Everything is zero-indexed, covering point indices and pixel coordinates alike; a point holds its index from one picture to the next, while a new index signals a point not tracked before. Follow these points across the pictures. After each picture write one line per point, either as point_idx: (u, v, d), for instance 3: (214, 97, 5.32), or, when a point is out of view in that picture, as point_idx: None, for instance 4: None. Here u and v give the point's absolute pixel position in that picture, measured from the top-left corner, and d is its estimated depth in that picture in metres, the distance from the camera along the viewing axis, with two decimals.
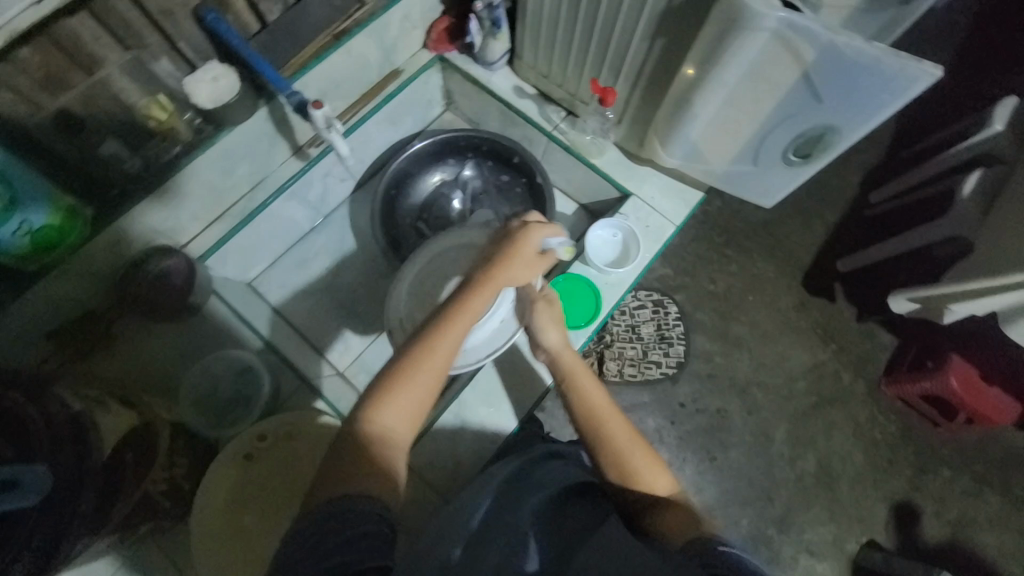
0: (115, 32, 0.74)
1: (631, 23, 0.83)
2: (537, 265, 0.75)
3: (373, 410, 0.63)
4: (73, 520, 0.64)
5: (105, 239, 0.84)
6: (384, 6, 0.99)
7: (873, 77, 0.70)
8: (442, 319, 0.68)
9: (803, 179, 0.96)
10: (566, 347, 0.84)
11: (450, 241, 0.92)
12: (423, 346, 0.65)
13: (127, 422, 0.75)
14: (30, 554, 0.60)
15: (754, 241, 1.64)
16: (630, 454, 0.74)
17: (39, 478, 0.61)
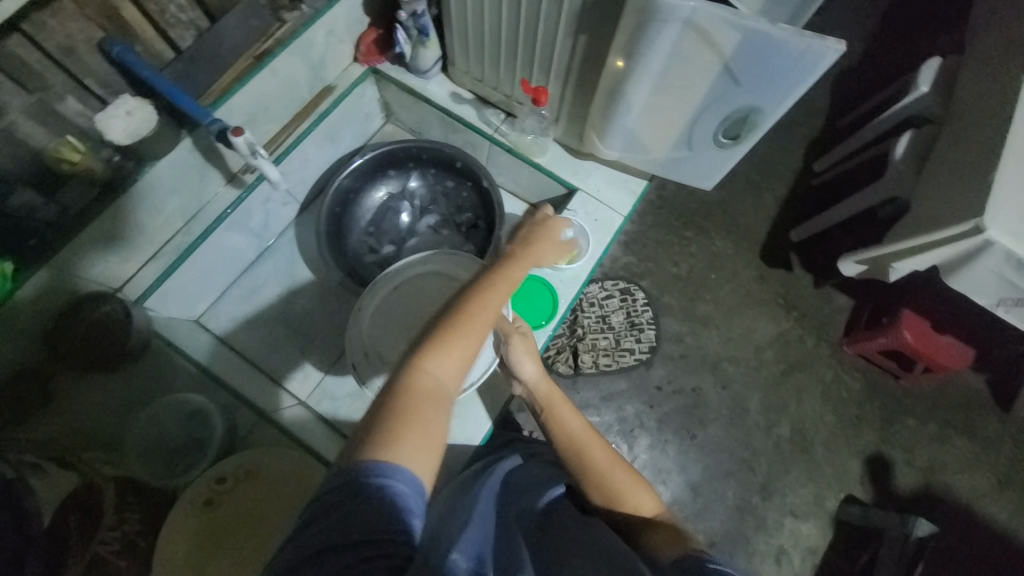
0: (12, 76, 0.71)
1: (552, 22, 0.84)
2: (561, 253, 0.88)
3: (424, 359, 0.59)
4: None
5: (30, 294, 0.79)
6: (305, 23, 0.96)
7: (784, 58, 0.73)
8: (492, 282, 0.69)
9: (736, 160, 0.98)
10: (543, 377, 0.83)
11: (412, 273, 0.94)
12: (477, 304, 0.65)
13: (67, 483, 0.73)
14: None
15: (710, 220, 1.68)
16: (613, 478, 0.72)
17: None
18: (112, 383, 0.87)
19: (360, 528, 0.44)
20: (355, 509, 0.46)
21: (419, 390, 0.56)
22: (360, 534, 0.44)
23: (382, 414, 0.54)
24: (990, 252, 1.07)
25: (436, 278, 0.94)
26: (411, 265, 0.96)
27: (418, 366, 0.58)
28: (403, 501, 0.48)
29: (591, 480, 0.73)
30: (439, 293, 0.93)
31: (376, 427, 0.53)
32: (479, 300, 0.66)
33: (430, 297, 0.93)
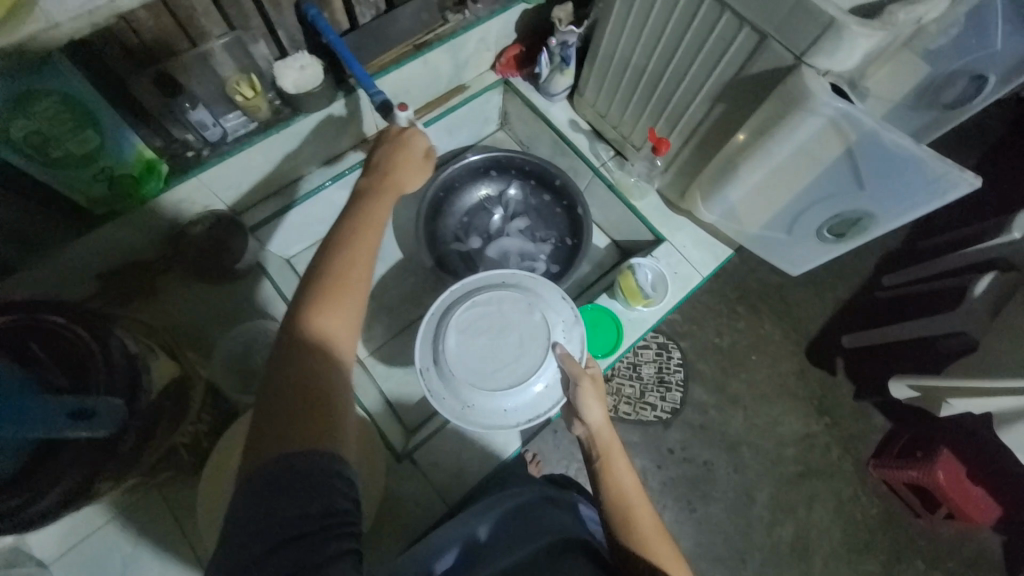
0: (225, 11, 0.81)
1: (694, 84, 0.89)
2: (426, 166, 0.86)
3: (303, 344, 0.59)
4: (110, 456, 0.72)
5: (175, 196, 0.88)
6: (466, 27, 1.04)
7: (917, 175, 0.75)
8: (351, 248, 0.68)
9: (833, 256, 1.00)
10: (606, 424, 0.82)
11: (489, 296, 0.94)
12: (345, 269, 0.65)
13: (168, 373, 0.81)
14: (68, 481, 0.69)
15: (765, 303, 1.68)
16: (653, 543, 0.71)
17: (107, 406, 0.69)
18: (209, 292, 0.98)
19: (310, 516, 0.48)
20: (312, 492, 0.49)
21: (302, 370, 0.57)
22: (312, 517, 0.48)
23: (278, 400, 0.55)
24: None
25: (517, 303, 0.94)
26: (488, 288, 0.95)
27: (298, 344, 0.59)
28: (343, 487, 0.52)
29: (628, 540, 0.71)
30: (517, 321, 0.93)
31: (278, 412, 0.54)
32: (344, 266, 0.66)
33: (510, 325, 0.93)
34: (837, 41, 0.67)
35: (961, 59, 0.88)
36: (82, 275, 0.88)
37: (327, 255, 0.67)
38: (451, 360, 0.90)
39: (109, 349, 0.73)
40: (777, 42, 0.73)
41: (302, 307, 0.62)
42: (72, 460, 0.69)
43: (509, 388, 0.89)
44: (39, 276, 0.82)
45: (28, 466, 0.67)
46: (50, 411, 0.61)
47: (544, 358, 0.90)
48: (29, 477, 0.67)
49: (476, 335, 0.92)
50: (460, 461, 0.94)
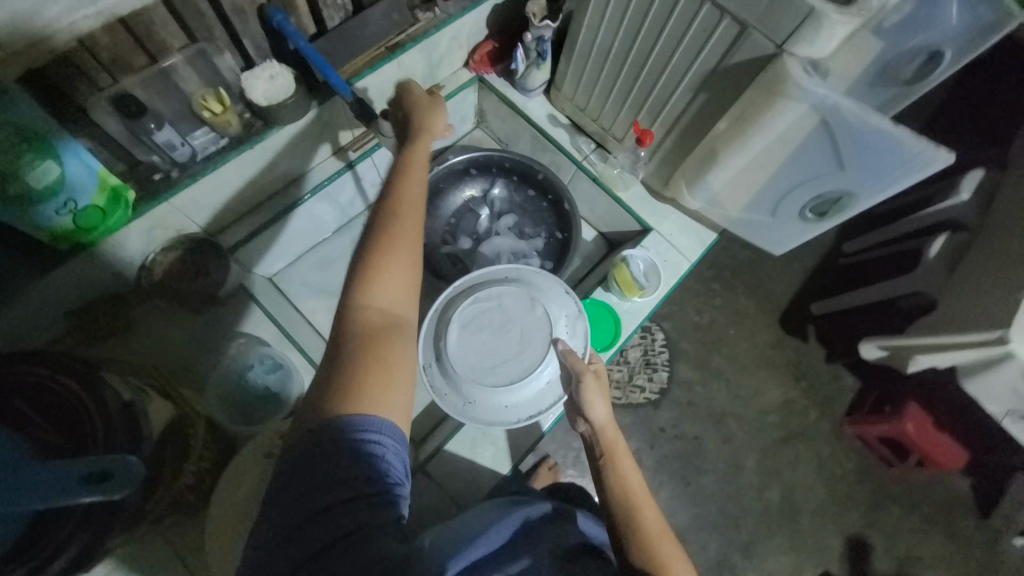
0: (186, 23, 0.76)
1: (675, 75, 0.89)
2: (434, 107, 0.81)
3: (364, 302, 0.62)
4: (113, 523, 0.67)
5: (146, 223, 0.83)
6: (438, 25, 1.01)
7: (894, 154, 0.79)
8: (399, 205, 0.68)
9: (816, 233, 1.04)
10: (611, 421, 0.77)
11: (489, 292, 0.93)
12: (389, 225, 0.66)
13: (168, 412, 0.77)
14: (73, 547, 0.64)
15: (739, 279, 1.73)
16: (659, 549, 0.66)
17: (130, 467, 0.63)
18: (191, 322, 0.92)
19: (337, 485, 0.49)
20: (339, 463, 0.50)
21: (368, 327, 0.61)
22: (336, 492, 0.49)
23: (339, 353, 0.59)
24: (1007, 366, 1.11)
25: (518, 298, 0.93)
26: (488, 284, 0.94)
27: (360, 302, 0.61)
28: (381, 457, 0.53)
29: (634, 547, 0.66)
30: (518, 316, 0.92)
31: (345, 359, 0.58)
32: (389, 222, 0.66)
33: (512, 321, 0.92)
34: (816, 29, 0.69)
35: (914, 38, 0.85)
36: (49, 317, 0.82)
37: (382, 208, 0.67)
38: (454, 356, 0.89)
39: (99, 396, 0.68)
40: (758, 33, 0.74)
41: (360, 260, 0.64)
42: (73, 527, 0.64)
43: (511, 384, 0.88)
44: (0, 320, 0.76)
45: (30, 534, 0.61)
46: (63, 474, 0.59)
47: (545, 355, 0.89)
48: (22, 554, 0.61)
49: (479, 331, 0.91)
50: (473, 469, 0.94)
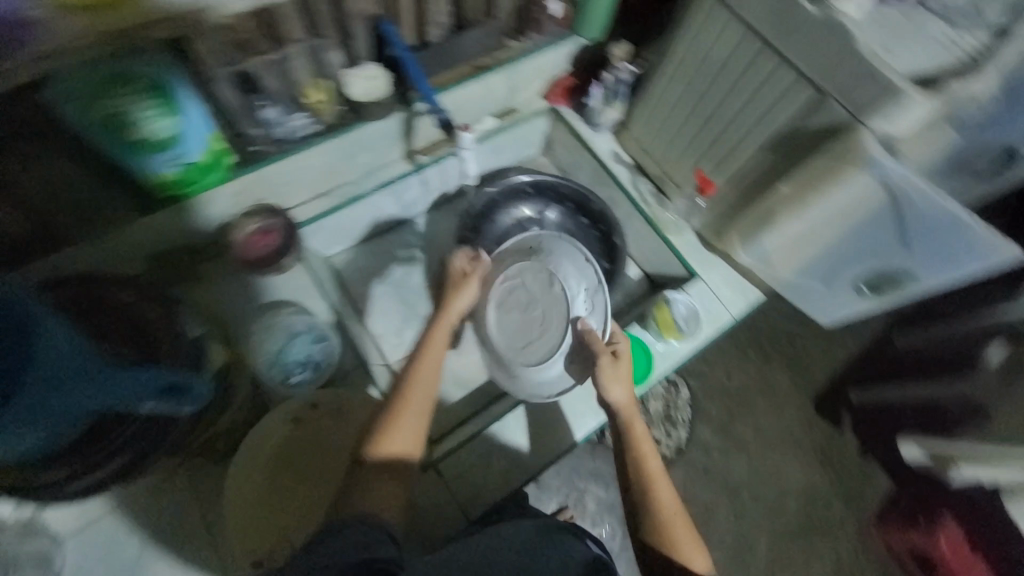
0: (309, 21, 0.85)
1: (746, 131, 0.92)
2: (463, 283, 0.95)
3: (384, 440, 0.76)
4: (163, 440, 0.74)
5: (236, 187, 0.91)
6: (524, 55, 1.10)
7: (956, 237, 0.78)
8: (418, 363, 0.84)
9: (865, 307, 1.04)
10: (631, 404, 0.87)
11: (515, 270, 0.99)
12: (405, 390, 0.80)
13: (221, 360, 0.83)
14: (124, 452, 0.72)
15: (776, 350, 1.66)
16: (668, 518, 0.78)
17: (200, 391, 0.70)
18: (250, 284, 0.98)
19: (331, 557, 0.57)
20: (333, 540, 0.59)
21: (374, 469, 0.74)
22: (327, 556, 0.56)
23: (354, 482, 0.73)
24: None
25: (539, 276, 1.00)
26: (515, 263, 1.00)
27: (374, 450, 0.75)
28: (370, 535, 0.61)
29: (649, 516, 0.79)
30: (545, 297, 0.99)
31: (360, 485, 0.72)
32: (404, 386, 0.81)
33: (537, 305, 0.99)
34: (895, 104, 0.71)
35: (991, 132, 0.82)
36: (133, 256, 0.89)
37: (404, 374, 0.83)
38: (491, 334, 0.97)
39: (172, 326, 0.78)
40: (837, 102, 0.76)
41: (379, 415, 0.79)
42: (128, 434, 0.72)
43: (541, 361, 0.95)
44: (95, 250, 0.84)
45: (94, 432, 0.71)
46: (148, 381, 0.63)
47: (565, 331, 0.97)
48: (87, 448, 0.71)
49: (510, 309, 0.99)
50: (485, 475, 0.94)
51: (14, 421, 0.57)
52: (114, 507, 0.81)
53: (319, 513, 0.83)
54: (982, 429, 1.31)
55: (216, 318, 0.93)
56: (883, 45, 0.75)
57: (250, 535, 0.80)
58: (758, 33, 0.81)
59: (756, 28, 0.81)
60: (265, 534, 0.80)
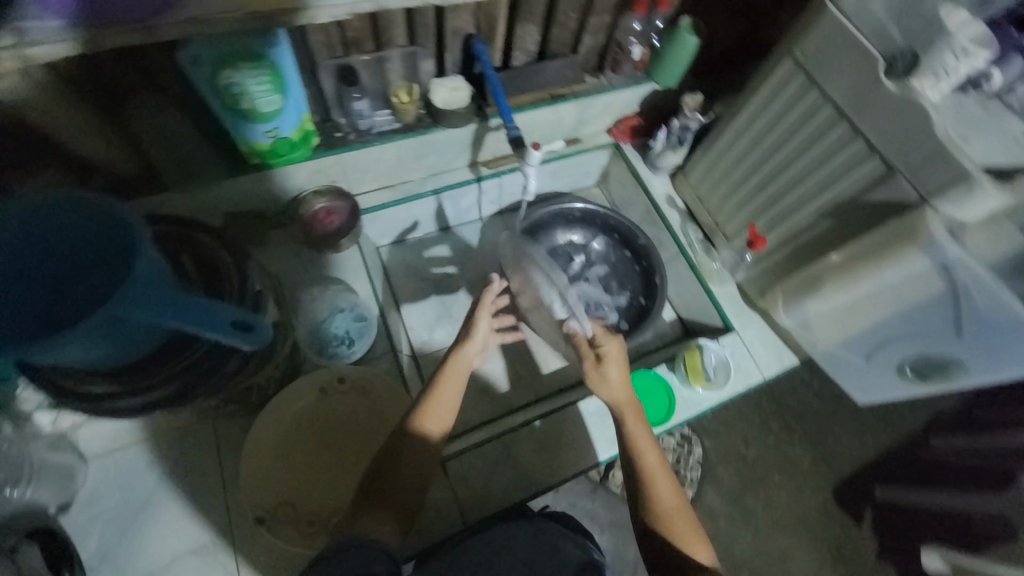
0: (414, 31, 0.93)
1: (808, 195, 0.92)
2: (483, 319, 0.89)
3: (404, 441, 0.77)
4: (211, 378, 0.66)
5: (315, 165, 0.98)
6: (599, 91, 1.15)
7: (1010, 328, 0.76)
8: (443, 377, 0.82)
9: (904, 392, 1.01)
10: (627, 399, 0.84)
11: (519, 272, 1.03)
12: (427, 400, 0.80)
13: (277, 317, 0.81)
14: (168, 383, 0.64)
15: (802, 426, 1.59)
16: (668, 514, 0.77)
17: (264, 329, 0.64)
18: (307, 257, 1.04)
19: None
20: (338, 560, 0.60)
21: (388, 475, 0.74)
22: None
23: (382, 469, 0.75)
24: None
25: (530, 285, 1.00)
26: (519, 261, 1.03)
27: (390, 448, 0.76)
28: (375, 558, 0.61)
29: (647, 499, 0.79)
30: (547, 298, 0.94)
31: (386, 478, 0.74)
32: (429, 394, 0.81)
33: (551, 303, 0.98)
34: (965, 193, 0.70)
35: None
36: (211, 211, 0.96)
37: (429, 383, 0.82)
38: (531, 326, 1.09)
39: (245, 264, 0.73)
40: (905, 179, 0.77)
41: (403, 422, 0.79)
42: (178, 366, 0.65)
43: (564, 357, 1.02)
44: (180, 200, 0.90)
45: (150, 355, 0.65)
46: (215, 312, 0.59)
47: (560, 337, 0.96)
48: (145, 369, 0.64)
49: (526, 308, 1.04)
50: (488, 483, 0.94)
51: (86, 330, 0.54)
52: (139, 437, 0.85)
53: (345, 493, 0.86)
54: (1008, 549, 1.32)
55: (272, 281, 0.99)
56: (959, 135, 0.76)
57: (258, 492, 0.82)
58: (834, 102, 0.83)
59: (831, 98, 0.83)
60: (274, 492, 0.83)
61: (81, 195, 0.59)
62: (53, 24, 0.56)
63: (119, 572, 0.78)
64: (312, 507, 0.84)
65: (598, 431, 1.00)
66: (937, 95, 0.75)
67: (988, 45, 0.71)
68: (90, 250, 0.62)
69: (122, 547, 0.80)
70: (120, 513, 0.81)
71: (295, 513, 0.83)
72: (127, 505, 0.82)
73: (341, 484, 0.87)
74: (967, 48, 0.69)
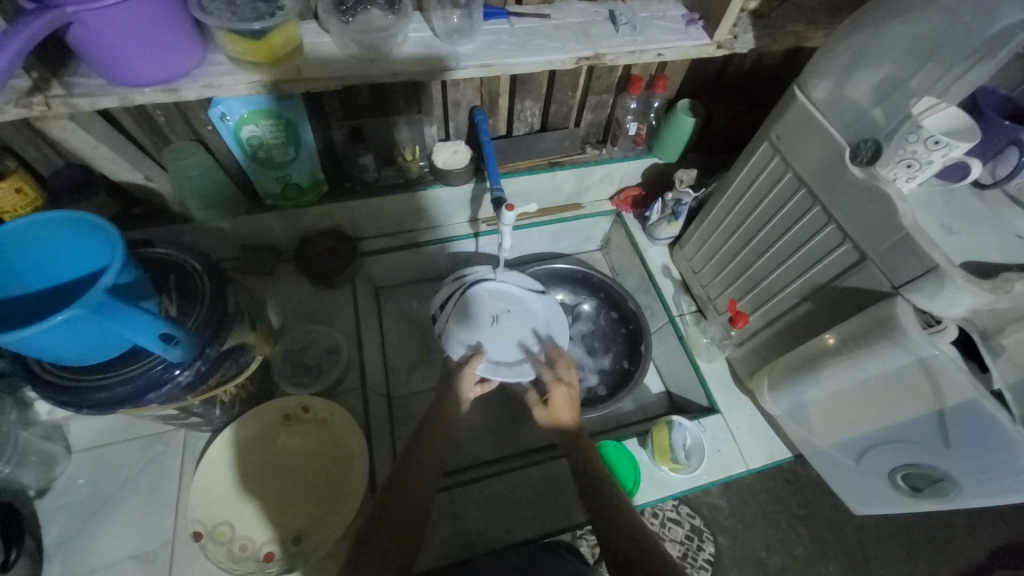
0: (420, 101, 1.04)
1: (788, 274, 0.89)
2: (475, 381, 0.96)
3: (400, 481, 0.80)
4: (165, 384, 0.72)
5: (322, 211, 1.08)
6: (598, 161, 1.20)
7: (1003, 446, 0.68)
8: (438, 425, 0.88)
9: (899, 507, 0.90)
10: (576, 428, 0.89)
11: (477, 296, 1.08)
12: (425, 440, 0.85)
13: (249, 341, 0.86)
14: (122, 386, 0.70)
15: (832, 540, 1.35)
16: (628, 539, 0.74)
17: (190, 342, 0.72)
18: (305, 290, 1.13)
19: None
20: None
21: (387, 510, 0.77)
22: None
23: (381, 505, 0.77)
24: None
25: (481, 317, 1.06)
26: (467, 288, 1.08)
27: (392, 484, 0.79)
28: None
29: (628, 556, 0.72)
30: (510, 320, 1.07)
31: (388, 510, 0.77)
32: (434, 432, 0.87)
33: (505, 291, 1.10)
34: (938, 286, 0.66)
35: None
36: (227, 243, 1.08)
37: (424, 431, 0.87)
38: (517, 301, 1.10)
39: (222, 294, 0.80)
40: (878, 268, 0.73)
41: (405, 468, 0.81)
42: (130, 373, 0.70)
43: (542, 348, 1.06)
44: (200, 231, 1.03)
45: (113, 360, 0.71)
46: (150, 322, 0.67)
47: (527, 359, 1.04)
48: (102, 369, 0.70)
49: (489, 315, 1.07)
50: (435, 533, 0.93)
51: (47, 333, 0.59)
52: (119, 438, 0.93)
53: (286, 524, 0.87)
54: None
55: (268, 308, 1.08)
56: (938, 225, 0.72)
57: (206, 506, 0.86)
58: (807, 184, 0.82)
59: (804, 180, 0.82)
60: (219, 509, 0.86)
61: (54, 211, 0.64)
62: (98, 82, 0.70)
63: (69, 565, 0.83)
64: (250, 530, 0.86)
65: (554, 499, 0.97)
66: (909, 184, 0.73)
67: (971, 137, 0.68)
68: (63, 261, 0.68)
69: (76, 540, 0.85)
70: (84, 507, 0.87)
71: (232, 535, 0.85)
72: (92, 500, 0.88)
73: (284, 514, 0.88)
74: (938, 138, 0.67)
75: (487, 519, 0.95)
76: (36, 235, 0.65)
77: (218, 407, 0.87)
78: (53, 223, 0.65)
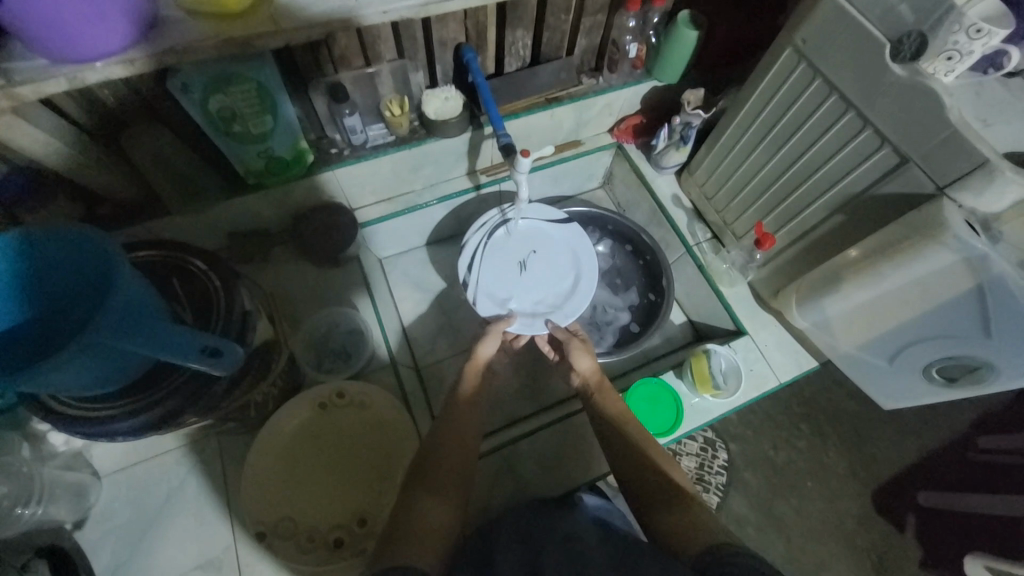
0: (402, 45, 0.92)
1: (818, 188, 0.87)
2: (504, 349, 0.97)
3: (440, 433, 0.78)
4: (203, 395, 0.67)
5: (312, 184, 0.98)
6: (597, 91, 1.11)
7: None
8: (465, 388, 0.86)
9: (933, 396, 0.95)
10: (595, 372, 0.93)
11: (492, 242, 1.05)
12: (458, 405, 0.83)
13: (268, 335, 0.80)
14: (162, 407, 0.65)
15: (837, 429, 1.44)
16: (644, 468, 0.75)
17: (235, 356, 0.67)
18: (309, 272, 1.06)
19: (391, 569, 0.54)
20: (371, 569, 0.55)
21: (420, 464, 0.74)
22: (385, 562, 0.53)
23: (420, 465, 0.74)
24: None
25: (505, 265, 1.05)
26: (480, 233, 1.05)
27: (432, 441, 0.77)
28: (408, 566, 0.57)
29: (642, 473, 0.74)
30: (537, 261, 1.06)
31: (427, 471, 0.73)
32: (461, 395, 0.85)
33: (525, 232, 1.07)
34: (987, 181, 0.65)
35: None
36: (212, 233, 0.98)
37: (462, 397, 0.84)
38: (536, 237, 1.07)
39: (234, 291, 0.73)
40: (920, 167, 0.72)
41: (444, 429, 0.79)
42: (168, 391, 0.65)
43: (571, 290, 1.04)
44: (181, 225, 0.92)
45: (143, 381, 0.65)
46: (188, 338, 0.61)
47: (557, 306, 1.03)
48: (134, 393, 0.65)
49: (512, 259, 1.05)
50: (494, 486, 0.95)
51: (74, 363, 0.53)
52: (149, 454, 0.88)
53: (348, 510, 0.87)
54: None
55: (273, 298, 1.01)
56: (975, 118, 0.70)
57: (263, 507, 0.84)
58: (838, 89, 0.78)
59: (834, 86, 0.78)
60: (276, 507, 0.84)
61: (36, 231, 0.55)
62: (39, 62, 0.58)
63: None
64: (314, 521, 0.85)
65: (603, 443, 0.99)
66: (948, 77, 0.70)
67: (1008, 23, 0.64)
68: None
69: (131, 560, 0.82)
70: (130, 528, 0.84)
71: (294, 529, 0.83)
72: (137, 519, 0.85)
73: (340, 501, 0.87)
74: (981, 26, 0.63)
75: (540, 470, 0.97)
76: (15, 259, 0.56)
77: (252, 407, 0.83)
78: (40, 246, 0.56)
